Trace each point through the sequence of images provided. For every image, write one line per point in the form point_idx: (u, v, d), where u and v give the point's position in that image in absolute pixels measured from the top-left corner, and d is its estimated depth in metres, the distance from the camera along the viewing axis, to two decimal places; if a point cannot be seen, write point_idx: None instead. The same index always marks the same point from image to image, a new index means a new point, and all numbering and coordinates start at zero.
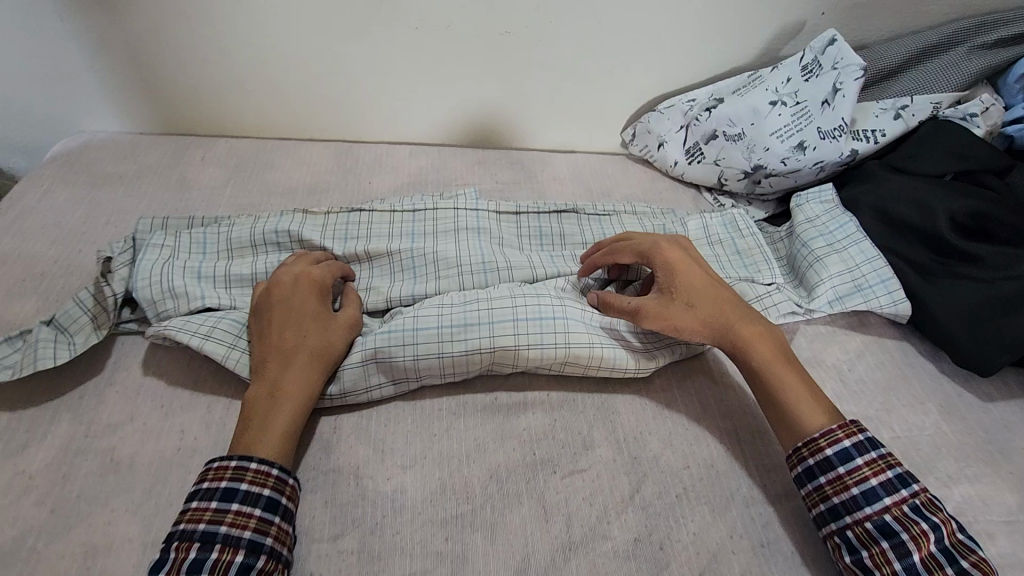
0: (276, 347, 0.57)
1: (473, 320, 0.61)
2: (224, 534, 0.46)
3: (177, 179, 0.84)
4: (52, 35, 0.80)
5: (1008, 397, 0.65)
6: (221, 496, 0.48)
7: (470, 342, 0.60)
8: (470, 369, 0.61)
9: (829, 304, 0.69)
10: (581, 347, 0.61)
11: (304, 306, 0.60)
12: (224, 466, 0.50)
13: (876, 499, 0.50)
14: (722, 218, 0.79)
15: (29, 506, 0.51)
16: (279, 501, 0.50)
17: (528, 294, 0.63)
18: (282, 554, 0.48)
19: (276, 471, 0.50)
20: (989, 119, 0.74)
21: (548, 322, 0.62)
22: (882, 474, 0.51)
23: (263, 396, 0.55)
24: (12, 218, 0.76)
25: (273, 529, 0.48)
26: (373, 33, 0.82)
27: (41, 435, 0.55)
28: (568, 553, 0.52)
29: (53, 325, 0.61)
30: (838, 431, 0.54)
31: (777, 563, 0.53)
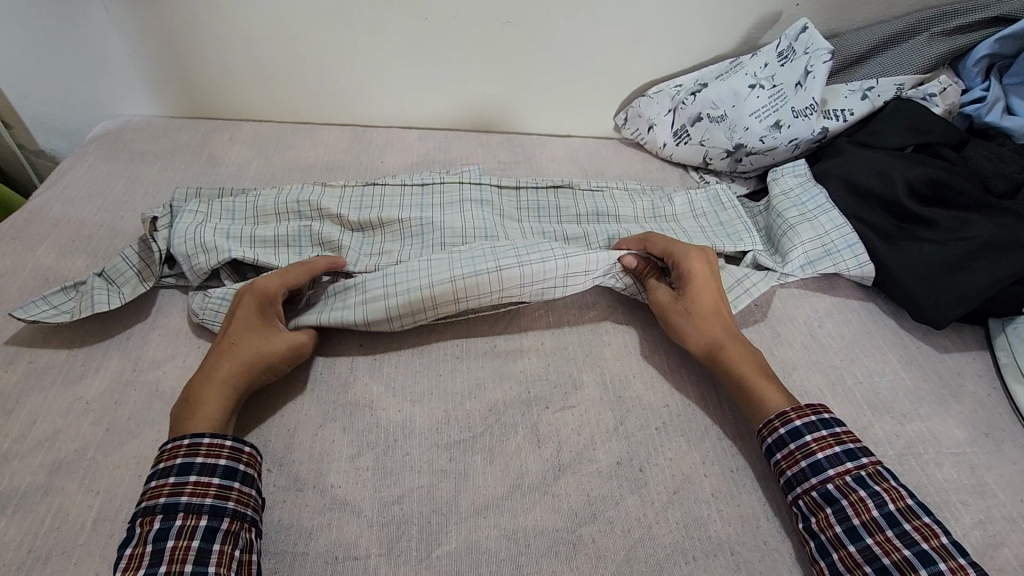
0: (212, 354, 0.60)
1: (480, 258, 0.67)
2: (185, 503, 0.50)
3: (207, 157, 0.93)
4: (95, 27, 0.89)
5: (961, 348, 0.72)
6: (178, 471, 0.51)
7: (478, 266, 0.66)
8: (484, 291, 0.66)
9: (802, 267, 0.75)
10: (578, 276, 0.69)
11: (243, 321, 0.61)
12: (177, 445, 0.52)
13: (821, 470, 0.55)
14: (706, 194, 0.85)
15: (87, 424, 0.58)
16: (236, 468, 0.53)
17: (529, 246, 0.69)
18: (249, 513, 0.52)
19: (229, 441, 0.53)
20: (947, 99, 0.82)
21: (547, 250, 0.68)
22: (830, 448, 0.56)
23: (182, 397, 0.57)
24: (62, 189, 0.85)
25: (233, 494, 0.51)
26: (388, 25, 0.89)
27: (96, 368, 0.63)
28: (557, 472, 0.58)
29: (104, 277, 0.69)
30: (790, 412, 0.58)
31: (747, 486, 0.59)
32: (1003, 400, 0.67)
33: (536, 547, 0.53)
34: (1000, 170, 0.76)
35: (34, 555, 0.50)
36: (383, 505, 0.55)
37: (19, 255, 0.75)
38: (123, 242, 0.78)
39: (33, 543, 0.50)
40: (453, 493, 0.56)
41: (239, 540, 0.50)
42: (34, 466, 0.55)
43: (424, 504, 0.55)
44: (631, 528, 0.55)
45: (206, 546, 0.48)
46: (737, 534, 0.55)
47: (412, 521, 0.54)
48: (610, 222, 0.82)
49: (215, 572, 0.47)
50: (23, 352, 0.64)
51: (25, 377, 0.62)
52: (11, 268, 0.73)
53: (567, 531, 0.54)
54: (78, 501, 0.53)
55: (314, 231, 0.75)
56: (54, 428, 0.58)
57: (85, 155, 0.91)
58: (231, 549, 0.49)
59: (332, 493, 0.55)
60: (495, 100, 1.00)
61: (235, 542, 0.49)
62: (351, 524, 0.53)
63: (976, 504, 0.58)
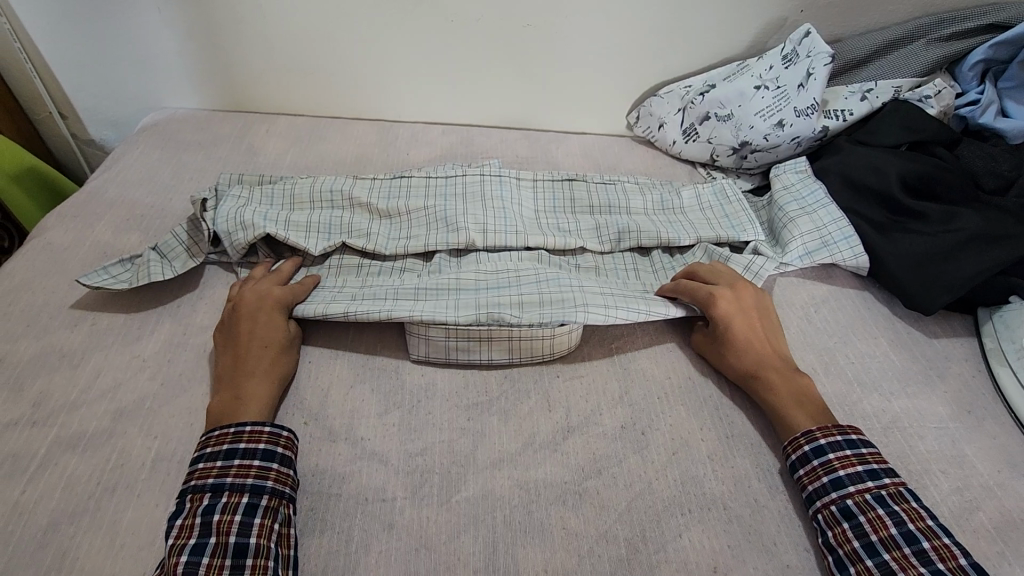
0: (244, 361, 0.62)
1: (505, 285, 0.72)
2: (231, 483, 0.53)
3: (247, 147, 1.00)
4: (150, 26, 0.97)
5: (948, 333, 0.76)
6: (224, 455, 0.55)
7: (502, 296, 0.70)
8: (506, 307, 0.68)
9: (800, 257, 0.80)
10: (598, 315, 0.68)
11: (266, 324, 0.65)
12: (224, 432, 0.56)
13: (841, 486, 0.56)
14: (712, 188, 0.90)
15: (145, 378, 0.65)
16: (275, 451, 0.56)
17: (551, 283, 0.71)
18: (287, 491, 0.55)
19: (268, 427, 0.57)
20: (942, 101, 0.87)
21: (565, 281, 0.71)
22: (852, 467, 0.58)
23: (224, 401, 0.60)
24: (116, 173, 0.93)
25: (272, 473, 0.55)
26: (417, 25, 0.96)
27: (152, 331, 0.70)
28: (566, 432, 0.63)
29: (156, 251, 0.76)
30: (815, 430, 0.60)
31: (741, 451, 0.63)
32: (988, 381, 0.71)
33: (546, 496, 0.58)
34: (992, 168, 0.80)
35: (102, 487, 0.56)
36: (408, 456, 0.60)
37: (80, 230, 0.82)
38: (172, 221, 0.86)
39: (100, 476, 0.57)
40: (471, 447, 0.61)
41: (279, 514, 0.53)
42: (100, 412, 0.62)
43: (445, 456, 0.61)
44: (633, 483, 0.60)
45: (249, 520, 0.52)
46: (731, 492, 0.60)
47: (434, 470, 0.59)
48: (621, 214, 0.87)
49: (256, 543, 0.51)
50: (87, 315, 0.71)
51: (91, 336, 0.69)
52: (74, 242, 0.80)
53: (574, 484, 0.59)
54: (138, 443, 0.60)
55: (347, 220, 0.81)
56: (116, 381, 0.65)
57: (135, 143, 0.99)
58: (270, 522, 0.52)
59: (362, 443, 0.61)
60: (514, 99, 1.07)
61: (274, 516, 0.53)
62: (379, 471, 0.59)
63: (955, 473, 0.62)
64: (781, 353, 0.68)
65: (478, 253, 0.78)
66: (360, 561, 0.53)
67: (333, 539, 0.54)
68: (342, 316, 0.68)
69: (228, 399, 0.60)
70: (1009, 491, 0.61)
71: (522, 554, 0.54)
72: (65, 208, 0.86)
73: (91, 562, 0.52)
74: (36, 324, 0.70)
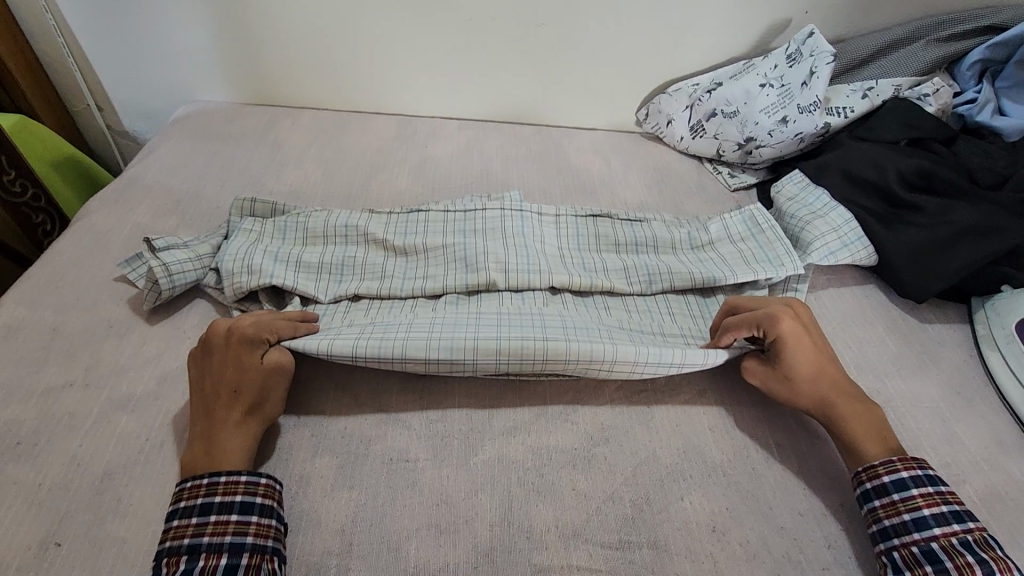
0: (213, 412, 0.59)
1: (528, 324, 0.67)
2: (208, 543, 0.52)
3: (274, 139, 1.05)
4: (185, 23, 1.02)
5: (942, 320, 0.80)
6: (199, 512, 0.53)
7: (525, 333, 0.65)
8: (528, 358, 0.64)
9: (826, 257, 0.80)
10: (625, 363, 0.65)
11: (235, 369, 0.61)
12: (197, 485, 0.54)
13: (925, 527, 0.55)
14: (741, 217, 0.86)
15: (186, 348, 0.71)
16: (254, 502, 0.54)
17: (579, 331, 0.67)
18: (269, 545, 0.53)
19: (244, 477, 0.55)
20: (940, 99, 0.90)
21: (594, 332, 0.67)
22: (936, 506, 0.56)
23: (197, 455, 0.57)
24: (152, 161, 0.99)
25: (252, 527, 0.53)
26: (436, 24, 1.01)
27: (191, 306, 0.75)
28: (576, 404, 0.68)
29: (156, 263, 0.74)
30: (896, 462, 0.59)
31: (741, 423, 0.67)
32: (979, 366, 0.75)
33: (557, 460, 0.62)
34: (987, 164, 0.84)
35: (150, 443, 0.61)
36: (429, 423, 0.65)
37: (121, 214, 0.88)
38: (206, 207, 0.91)
39: (148, 434, 0.62)
40: (487, 416, 0.66)
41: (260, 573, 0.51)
42: (145, 378, 0.67)
43: (464, 423, 0.65)
44: (639, 451, 0.64)
45: None
46: (730, 461, 0.64)
47: (453, 436, 0.64)
48: (648, 252, 0.83)
49: None
50: (132, 290, 0.77)
51: (135, 310, 0.74)
52: (116, 225, 0.86)
53: (583, 450, 0.63)
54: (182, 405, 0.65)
55: (360, 257, 0.79)
56: (160, 350, 0.70)
57: (169, 135, 1.05)
58: None
59: (386, 410, 0.66)
60: (528, 96, 1.11)
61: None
62: (402, 435, 0.64)
63: (944, 449, 0.66)
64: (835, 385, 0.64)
65: (500, 293, 0.74)
66: (385, 514, 0.58)
67: (361, 494, 0.59)
68: (348, 358, 0.65)
69: (201, 453, 0.57)
70: (996, 466, 0.64)
71: (534, 512, 0.58)
72: (107, 193, 0.91)
73: (141, 507, 0.57)
74: (85, 298, 0.75)
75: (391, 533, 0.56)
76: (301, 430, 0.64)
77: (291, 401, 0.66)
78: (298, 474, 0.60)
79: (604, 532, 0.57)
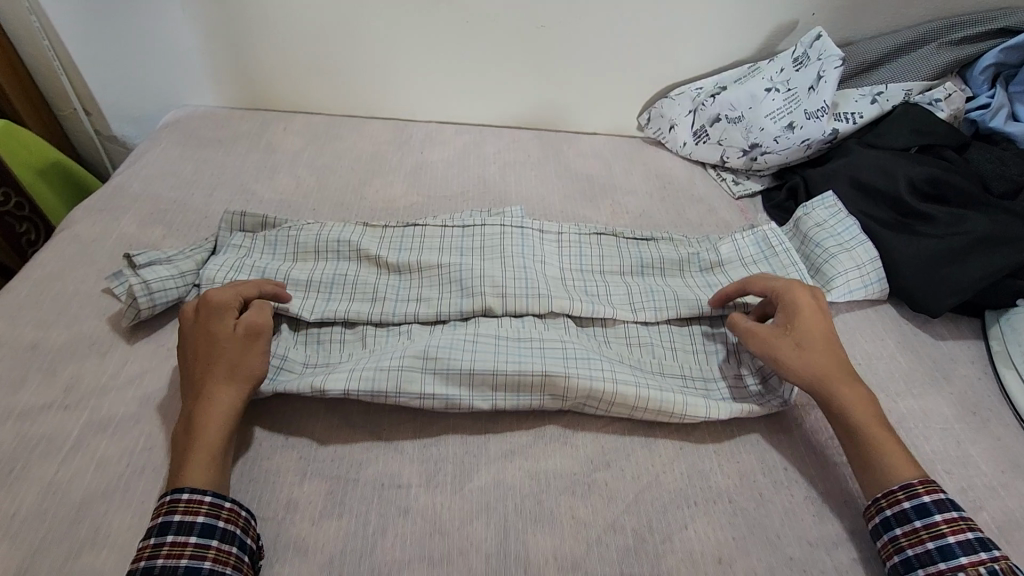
0: (194, 384, 0.59)
1: (527, 355, 0.65)
2: (161, 565, 0.49)
3: (266, 144, 1.02)
4: (174, 25, 1.00)
5: (955, 335, 0.77)
6: (157, 532, 0.51)
7: (523, 363, 0.64)
8: (524, 392, 0.64)
9: (843, 296, 0.77)
10: (627, 388, 0.64)
11: (208, 338, 0.61)
12: (161, 503, 0.52)
13: (951, 556, 0.51)
14: (754, 238, 0.83)
15: (170, 367, 0.68)
16: (215, 525, 0.51)
17: (580, 360, 0.66)
18: (225, 573, 0.50)
19: (209, 497, 0.53)
20: (952, 104, 0.87)
21: (595, 360, 0.66)
22: (962, 533, 0.52)
23: (180, 434, 0.57)
24: (140, 168, 0.96)
25: (210, 552, 0.50)
26: (432, 23, 0.98)
27: (176, 322, 0.73)
28: (576, 424, 0.65)
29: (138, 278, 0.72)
30: (917, 485, 0.55)
31: (746, 446, 0.65)
32: (993, 383, 0.72)
33: (555, 486, 0.60)
34: (1001, 172, 0.81)
35: (130, 469, 0.59)
36: (422, 446, 0.62)
37: (106, 224, 0.85)
38: (194, 217, 0.88)
39: (128, 459, 0.59)
40: (483, 437, 0.63)
41: None
42: (127, 399, 0.64)
43: (459, 447, 0.62)
44: (641, 475, 0.61)
45: None
46: (735, 486, 0.61)
47: (447, 461, 0.61)
48: (654, 275, 0.81)
49: None
50: (115, 305, 0.74)
51: (118, 326, 0.72)
52: (100, 235, 0.83)
53: (583, 475, 0.61)
54: (165, 428, 0.62)
55: (352, 274, 0.76)
56: (143, 369, 0.67)
57: (158, 140, 1.02)
58: None
59: (378, 433, 0.63)
60: (529, 100, 1.08)
61: None
62: (394, 460, 0.61)
63: (959, 473, 0.63)
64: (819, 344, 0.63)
65: (498, 318, 0.72)
66: (374, 545, 0.55)
67: (350, 522, 0.56)
68: (341, 394, 0.62)
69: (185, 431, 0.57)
70: (1013, 491, 0.62)
71: (530, 542, 0.56)
72: (91, 202, 0.88)
73: (119, 539, 0.54)
74: (66, 314, 0.72)
75: (381, 564, 0.54)
76: (288, 454, 0.61)
77: (279, 424, 0.64)
78: (284, 501, 0.58)
79: (604, 563, 0.55)
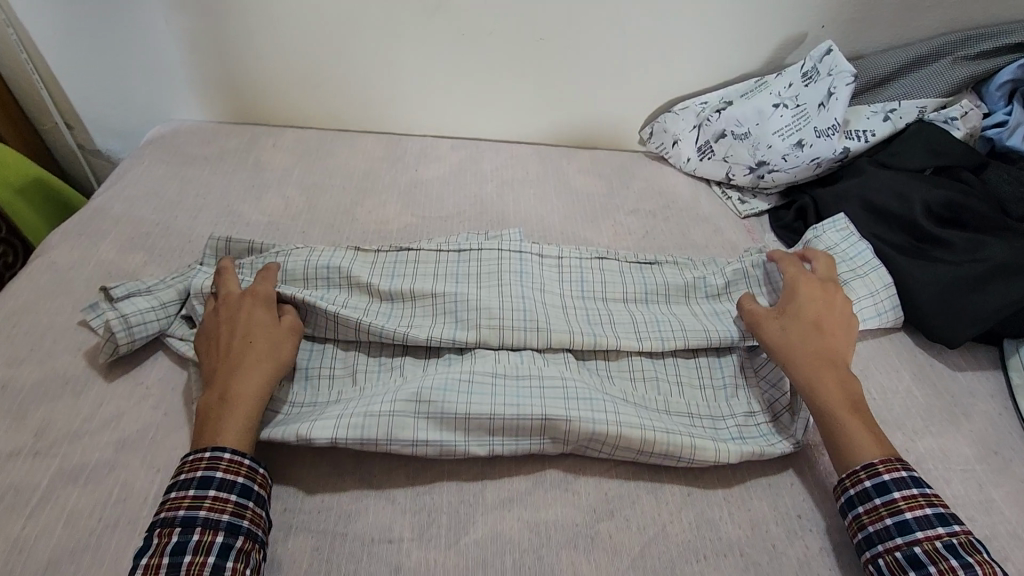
0: (228, 360, 0.61)
1: (526, 395, 0.62)
2: (204, 518, 0.51)
3: (254, 161, 0.98)
4: (157, 37, 0.96)
5: (973, 367, 0.74)
6: (198, 485, 0.53)
7: (522, 405, 0.61)
8: (523, 436, 0.60)
9: None
10: (632, 430, 0.60)
11: (248, 320, 0.64)
12: (199, 458, 0.54)
13: (909, 531, 0.53)
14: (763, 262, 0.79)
15: (148, 408, 0.64)
16: (252, 488, 0.54)
17: (582, 402, 0.62)
18: (260, 535, 0.53)
19: (247, 461, 0.55)
20: (968, 122, 0.84)
21: (600, 401, 0.62)
22: (920, 509, 0.54)
23: (213, 400, 0.58)
24: (123, 187, 0.92)
25: (248, 513, 0.53)
26: (426, 34, 0.94)
27: (156, 357, 0.69)
28: (577, 468, 0.62)
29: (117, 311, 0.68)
30: (878, 465, 0.57)
31: (757, 492, 0.61)
32: (1014, 419, 0.69)
33: (556, 538, 0.56)
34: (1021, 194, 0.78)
35: (103, 524, 0.55)
36: (415, 494, 0.59)
37: (84, 249, 0.81)
38: (177, 241, 0.84)
39: (101, 513, 0.56)
40: (480, 485, 0.60)
41: (251, 560, 0.51)
42: (101, 444, 0.61)
43: (454, 495, 0.59)
44: (646, 525, 0.58)
45: (221, 563, 0.49)
46: (746, 537, 0.58)
47: (442, 511, 0.58)
48: (658, 302, 0.77)
49: None
50: (92, 339, 0.70)
51: (95, 361, 0.68)
52: (78, 261, 0.79)
53: (585, 526, 0.57)
54: (140, 477, 0.59)
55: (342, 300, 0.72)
56: (120, 410, 0.64)
57: (141, 157, 0.98)
58: (243, 567, 0.50)
59: (368, 480, 0.60)
60: (528, 113, 1.05)
61: (247, 562, 0.50)
62: (385, 510, 0.58)
63: (982, 520, 0.60)
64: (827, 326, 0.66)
65: (495, 351, 0.68)
66: None
67: None
68: (328, 441, 0.59)
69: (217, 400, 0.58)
70: None
71: None
72: (69, 226, 0.84)
73: None
74: (39, 349, 0.69)
75: None
76: (273, 505, 0.58)
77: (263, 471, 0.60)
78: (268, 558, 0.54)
79: None
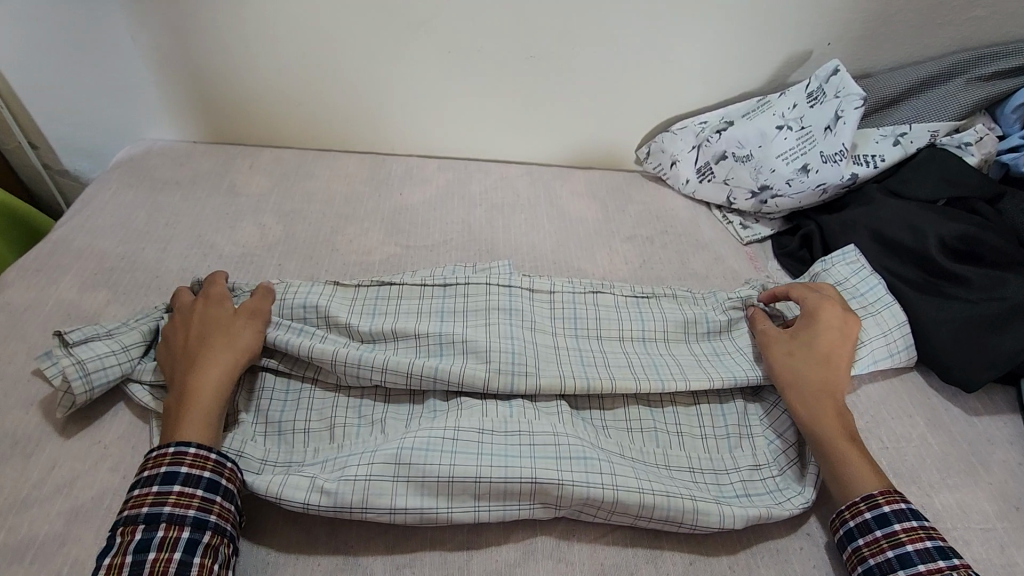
0: (186, 358, 0.60)
1: (516, 454, 0.57)
2: (169, 513, 0.50)
3: (228, 186, 0.93)
4: (124, 53, 0.90)
5: (990, 411, 0.69)
6: (162, 480, 0.51)
7: (510, 468, 0.56)
8: (512, 501, 0.56)
9: (866, 366, 0.69)
10: (629, 491, 0.56)
11: (205, 317, 0.63)
12: (163, 453, 0.53)
13: (909, 564, 0.51)
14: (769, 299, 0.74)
15: (105, 471, 0.59)
16: (218, 483, 0.53)
17: (574, 466, 0.57)
18: (228, 528, 0.52)
19: (214, 454, 0.54)
20: (983, 148, 0.79)
21: (595, 461, 0.57)
22: (921, 542, 0.52)
23: (174, 401, 0.58)
24: (87, 215, 0.86)
25: (216, 507, 0.52)
26: (410, 49, 0.88)
27: (115, 411, 0.64)
28: (571, 535, 0.57)
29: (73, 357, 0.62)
30: (877, 496, 0.55)
31: (762, 559, 0.57)
32: None
33: None
34: None
35: None
36: (395, 569, 0.54)
37: (43, 286, 0.76)
38: (144, 276, 0.79)
39: None
40: (465, 556, 0.55)
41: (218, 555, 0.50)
42: (51, 514, 0.56)
43: (438, 569, 0.54)
44: None
45: (187, 558, 0.49)
46: None
47: None
48: (658, 344, 0.72)
49: None
50: (46, 390, 0.65)
51: (50, 416, 0.63)
52: (35, 300, 0.74)
53: None
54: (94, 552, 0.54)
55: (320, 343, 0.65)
56: (73, 473, 0.59)
57: (108, 181, 0.92)
58: (211, 562, 0.49)
59: (344, 552, 0.55)
60: (519, 132, 0.99)
61: (215, 556, 0.50)
62: None
63: None
64: (835, 360, 0.64)
65: (482, 403, 0.63)
66: None
67: None
68: (299, 507, 0.54)
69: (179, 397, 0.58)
70: None
71: None
72: (27, 260, 0.79)
73: None
74: None
75: None
76: None
77: None
78: None
79: None
